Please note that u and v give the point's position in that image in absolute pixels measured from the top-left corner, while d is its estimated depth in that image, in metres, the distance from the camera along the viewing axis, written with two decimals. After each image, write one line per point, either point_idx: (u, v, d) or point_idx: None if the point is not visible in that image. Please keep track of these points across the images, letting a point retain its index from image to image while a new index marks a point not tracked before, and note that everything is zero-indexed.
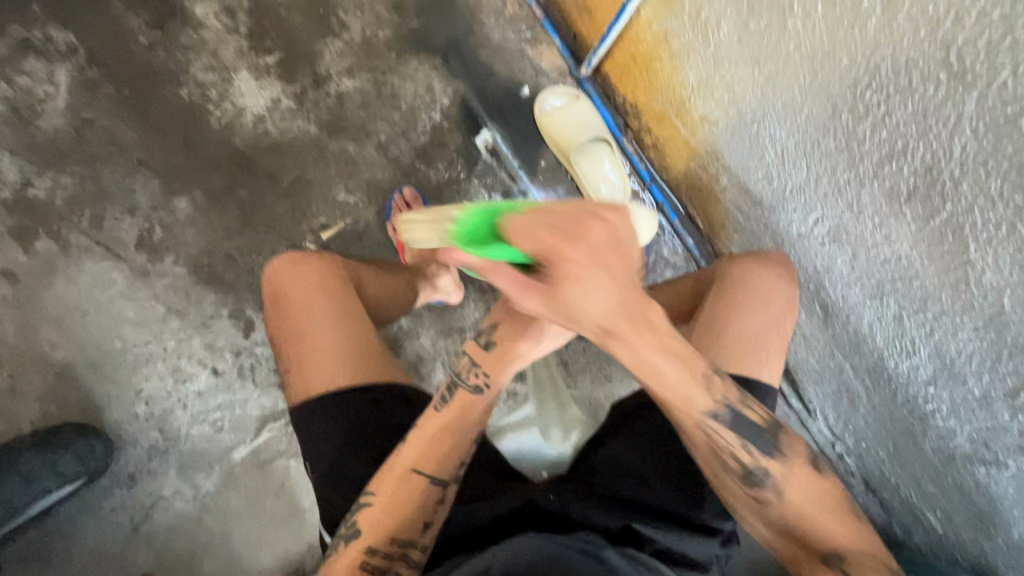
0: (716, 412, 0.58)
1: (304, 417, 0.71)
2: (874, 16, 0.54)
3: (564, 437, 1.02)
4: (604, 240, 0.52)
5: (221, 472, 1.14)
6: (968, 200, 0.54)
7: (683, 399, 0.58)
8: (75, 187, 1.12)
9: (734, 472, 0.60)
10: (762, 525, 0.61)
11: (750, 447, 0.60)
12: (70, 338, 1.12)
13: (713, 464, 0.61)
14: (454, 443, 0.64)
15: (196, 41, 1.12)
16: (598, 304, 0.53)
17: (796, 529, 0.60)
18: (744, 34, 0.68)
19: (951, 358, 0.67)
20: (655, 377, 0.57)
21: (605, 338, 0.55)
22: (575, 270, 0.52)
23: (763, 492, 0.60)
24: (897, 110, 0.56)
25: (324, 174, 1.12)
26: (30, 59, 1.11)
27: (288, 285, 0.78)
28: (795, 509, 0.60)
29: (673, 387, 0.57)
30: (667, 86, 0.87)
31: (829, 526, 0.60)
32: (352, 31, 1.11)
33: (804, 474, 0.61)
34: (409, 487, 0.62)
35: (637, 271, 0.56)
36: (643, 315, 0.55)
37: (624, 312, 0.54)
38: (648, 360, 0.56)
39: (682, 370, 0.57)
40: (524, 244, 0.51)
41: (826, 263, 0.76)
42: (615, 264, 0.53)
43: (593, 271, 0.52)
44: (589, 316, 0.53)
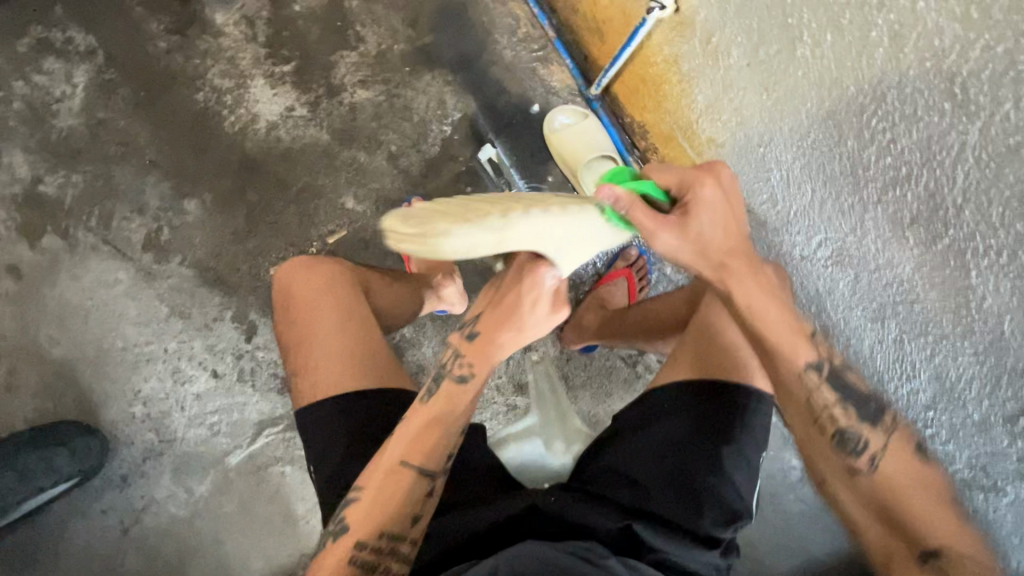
0: (818, 363, 0.63)
1: (308, 420, 0.72)
2: (881, 47, 0.55)
3: (566, 449, 0.99)
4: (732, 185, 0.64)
5: (216, 476, 1.13)
6: (971, 226, 0.55)
7: (791, 354, 0.62)
8: (86, 185, 1.13)
9: (829, 432, 0.62)
10: (854, 507, 0.60)
11: (846, 406, 0.62)
12: (71, 335, 1.12)
13: (806, 428, 0.63)
14: (439, 433, 0.65)
15: (215, 47, 1.14)
16: (711, 228, 0.61)
17: (890, 508, 0.59)
18: (754, 60, 0.70)
19: (950, 383, 0.68)
20: (767, 320, 0.63)
21: (722, 274, 0.63)
22: (711, 198, 0.61)
23: (858, 461, 0.60)
24: (902, 137, 0.57)
25: (334, 182, 1.14)
26: (50, 59, 1.12)
27: (298, 288, 0.79)
28: (884, 480, 0.60)
29: (777, 330, 0.63)
30: (675, 108, 0.89)
31: (920, 504, 0.58)
32: (368, 44, 1.14)
33: (898, 449, 0.61)
34: (394, 481, 0.62)
35: (713, 224, 0.61)
36: (751, 253, 0.64)
37: (732, 250, 0.63)
38: (753, 299, 0.63)
39: (781, 314, 0.63)
40: (660, 176, 0.64)
41: (828, 285, 0.77)
42: (725, 205, 0.62)
43: (718, 204, 0.62)
44: (710, 242, 0.62)
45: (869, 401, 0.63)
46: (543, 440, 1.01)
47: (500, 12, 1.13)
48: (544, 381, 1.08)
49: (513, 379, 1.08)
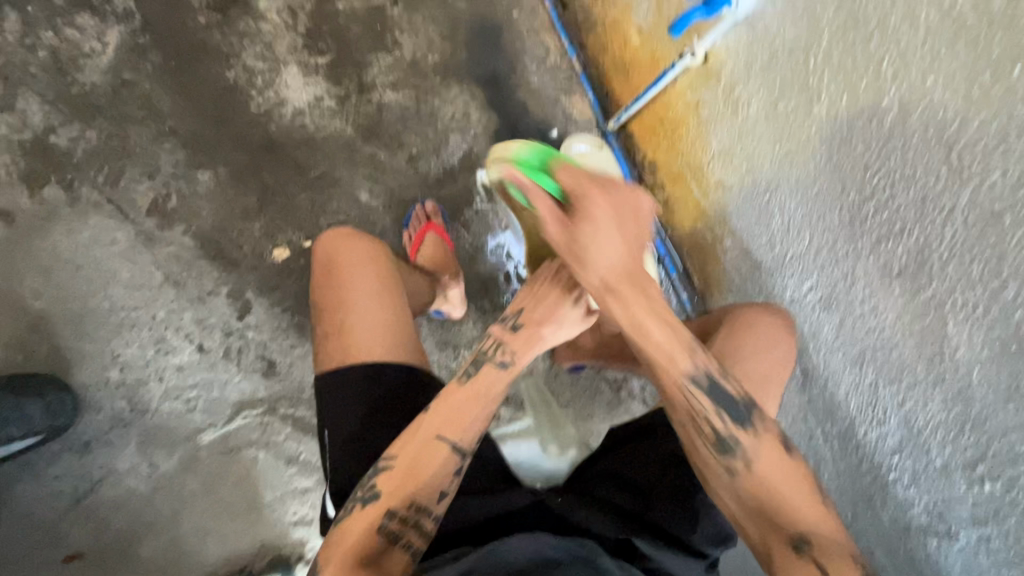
0: (695, 374, 0.64)
1: (330, 388, 0.73)
2: (891, 113, 0.61)
3: (560, 453, 0.96)
4: (626, 207, 0.69)
5: (184, 453, 1.09)
6: (951, 280, 0.61)
7: (667, 362, 0.65)
8: (99, 142, 1.12)
9: (710, 438, 0.63)
10: (733, 504, 0.62)
11: (721, 413, 0.64)
12: (55, 289, 1.09)
13: (689, 434, 0.65)
14: (476, 412, 0.67)
15: (254, 29, 1.16)
16: (611, 253, 0.67)
17: (757, 502, 0.61)
18: (772, 112, 0.77)
19: (917, 429, 0.74)
20: (650, 337, 0.66)
21: (606, 292, 0.67)
22: (597, 212, 0.68)
23: (733, 461, 0.63)
24: (900, 195, 0.63)
25: (351, 175, 1.16)
26: (85, 15, 1.13)
27: (341, 256, 0.81)
28: (759, 481, 0.62)
29: (658, 343, 0.65)
30: (688, 149, 0.96)
31: (783, 493, 0.62)
32: (404, 50, 1.18)
33: (768, 449, 0.64)
34: (431, 453, 0.64)
35: (604, 245, 0.67)
36: (641, 279, 0.68)
37: (627, 276, 0.68)
38: (637, 316, 0.66)
39: (670, 333, 0.66)
40: (564, 177, 0.71)
41: (813, 328, 0.84)
42: (618, 233, 0.68)
43: (609, 219, 0.68)
44: (598, 260, 0.67)
45: (736, 401, 0.65)
46: (538, 443, 0.97)
47: (534, 39, 1.19)
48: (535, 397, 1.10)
49: None
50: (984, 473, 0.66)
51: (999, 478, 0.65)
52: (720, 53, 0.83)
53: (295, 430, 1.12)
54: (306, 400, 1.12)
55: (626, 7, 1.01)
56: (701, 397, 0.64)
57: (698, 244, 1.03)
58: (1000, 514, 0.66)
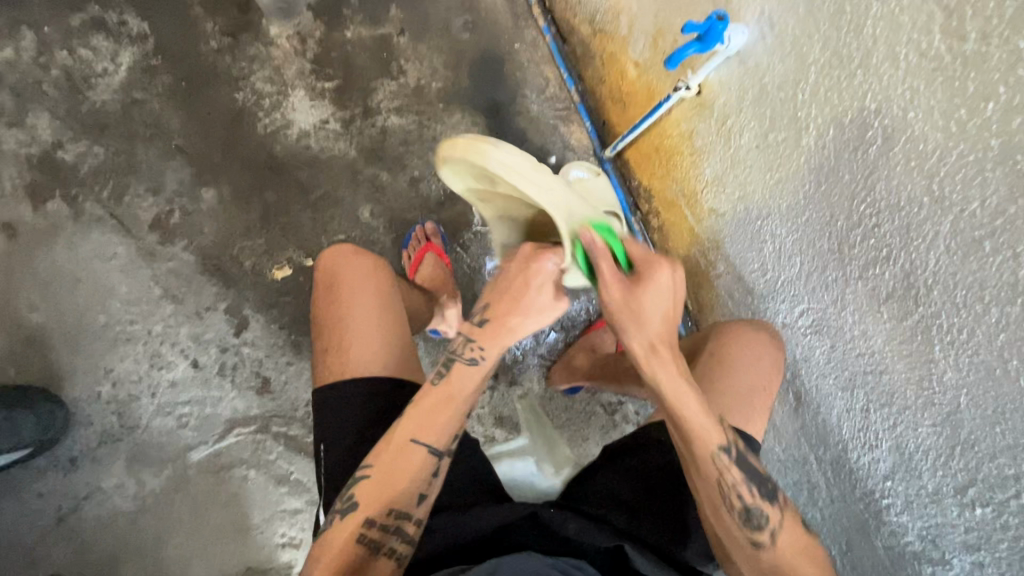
0: (728, 447, 0.65)
1: (328, 401, 0.73)
2: (875, 145, 0.64)
3: (556, 473, 0.95)
4: (671, 282, 0.65)
5: (173, 471, 1.08)
6: (936, 306, 0.63)
7: (704, 434, 0.64)
8: (106, 158, 1.14)
9: (736, 508, 0.64)
10: (749, 569, 0.64)
11: (750, 487, 0.65)
12: (52, 302, 1.09)
13: (715, 505, 0.65)
14: (448, 413, 0.67)
15: (264, 54, 1.19)
16: (661, 324, 0.64)
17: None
18: (762, 143, 0.80)
19: (909, 453, 0.75)
20: (686, 409, 0.64)
21: (650, 356, 0.64)
22: (661, 284, 0.64)
23: (759, 536, 0.64)
24: (885, 223, 0.66)
25: (353, 195, 1.18)
26: (99, 37, 1.16)
27: (342, 271, 0.81)
28: (783, 556, 0.64)
29: (694, 420, 0.64)
30: (682, 177, 1.00)
31: (803, 569, 0.63)
32: (409, 77, 1.22)
33: (793, 524, 0.66)
34: (405, 459, 0.64)
35: (656, 307, 0.64)
36: (680, 352, 0.66)
37: (673, 346, 0.65)
38: (679, 391, 0.64)
39: (710, 418, 0.65)
40: (637, 249, 0.68)
41: (806, 352, 0.86)
42: (673, 307, 0.65)
43: (667, 294, 0.64)
44: (650, 324, 0.64)
45: (767, 480, 0.67)
46: (534, 461, 0.96)
47: (534, 71, 1.23)
48: (531, 417, 1.10)
49: (495, 411, 1.11)
50: (974, 498, 0.67)
51: (988, 503, 0.65)
52: (712, 86, 0.87)
53: (287, 449, 1.11)
54: (300, 418, 1.11)
55: (623, 42, 1.06)
56: (736, 478, 0.64)
57: (692, 269, 1.05)
58: (992, 540, 0.66)
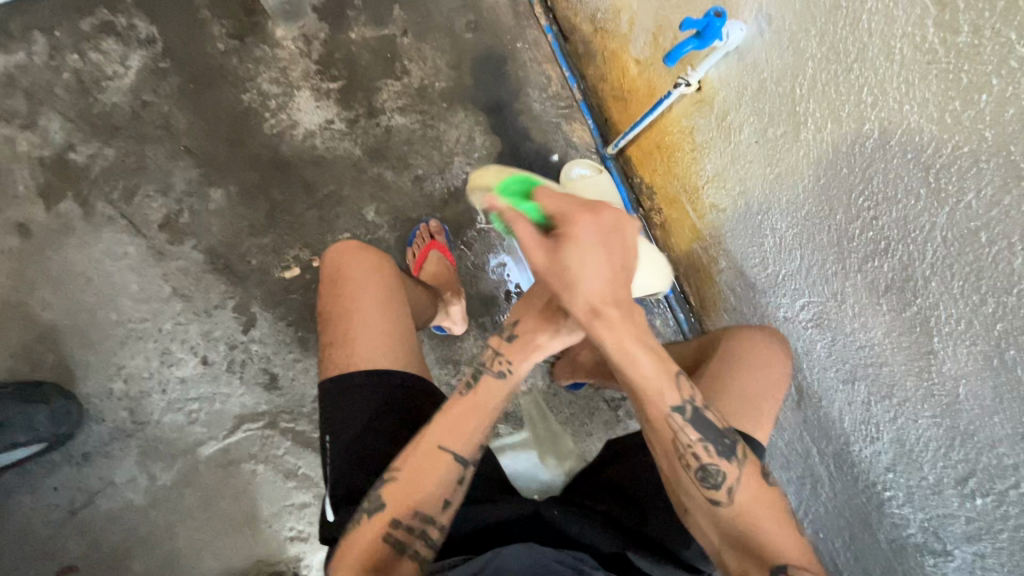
0: (682, 406, 0.64)
1: (335, 392, 0.74)
2: (872, 138, 0.65)
3: (557, 465, 1.05)
4: (613, 228, 0.63)
5: (183, 466, 1.10)
6: (934, 297, 0.64)
7: (654, 394, 0.64)
8: (116, 159, 1.16)
9: (691, 467, 0.64)
10: (712, 532, 0.63)
11: (709, 445, 0.64)
12: (64, 301, 1.11)
13: (672, 463, 0.65)
14: (475, 421, 0.68)
15: (270, 56, 1.21)
16: (594, 281, 0.63)
17: (738, 534, 0.62)
18: (762, 137, 0.80)
19: (910, 445, 0.75)
20: (631, 369, 0.64)
21: (591, 315, 0.63)
22: (580, 237, 0.62)
23: (716, 494, 0.63)
24: (884, 215, 0.66)
25: (358, 194, 1.20)
26: (109, 41, 1.18)
27: (347, 266, 0.83)
28: (741, 510, 0.63)
29: (645, 376, 0.64)
30: (683, 173, 1.01)
31: (761, 524, 0.62)
32: (412, 77, 1.23)
33: (751, 479, 0.65)
34: (434, 463, 0.65)
35: (588, 268, 0.62)
36: (630, 307, 0.64)
37: (615, 300, 0.64)
38: (626, 344, 0.64)
39: (657, 364, 0.65)
40: (547, 203, 0.65)
41: (807, 346, 0.86)
42: (610, 253, 0.63)
43: (597, 251, 0.62)
44: (585, 285, 0.63)
45: (727, 435, 0.65)
46: (537, 454, 1.05)
47: (536, 70, 1.25)
48: (535, 409, 1.12)
49: (499, 406, 1.12)
50: (975, 488, 0.67)
51: (989, 493, 0.66)
52: (712, 82, 0.87)
53: (294, 445, 1.12)
54: (307, 414, 1.13)
55: (624, 40, 1.06)
56: (687, 429, 0.64)
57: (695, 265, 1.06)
58: (993, 530, 0.67)
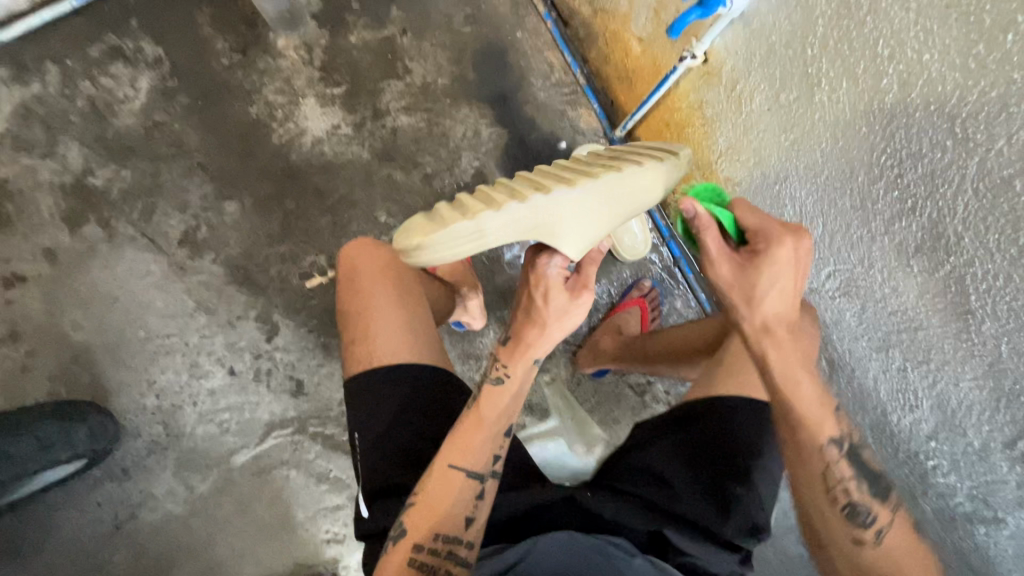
0: (840, 440, 0.62)
1: (358, 388, 0.74)
2: (891, 93, 0.61)
3: (585, 451, 1.07)
4: (789, 255, 0.61)
5: (219, 475, 1.12)
6: (969, 253, 0.60)
7: (815, 424, 0.62)
8: (134, 181, 1.18)
9: (840, 502, 0.61)
10: (843, 564, 0.60)
11: (858, 481, 0.61)
12: (94, 321, 1.14)
13: (814, 491, 0.62)
14: (480, 436, 0.67)
15: (273, 67, 1.22)
16: (779, 299, 0.63)
17: (876, 572, 0.58)
18: (774, 104, 0.77)
19: (951, 410, 0.73)
20: (798, 393, 0.62)
21: (762, 333, 0.63)
22: (786, 259, 0.61)
23: (863, 532, 0.60)
24: (908, 171, 0.63)
25: (369, 197, 1.21)
26: (118, 64, 1.20)
27: (364, 262, 0.83)
28: (884, 550, 0.59)
29: (807, 404, 0.62)
30: (695, 149, 0.98)
31: (914, 571, 0.58)
32: (415, 76, 1.23)
33: (897, 526, 0.61)
34: (447, 483, 0.64)
35: (779, 286, 0.62)
36: (799, 332, 0.64)
37: (788, 322, 0.64)
38: (791, 371, 0.62)
39: (815, 390, 0.63)
40: (746, 219, 0.64)
41: (836, 317, 0.85)
42: (789, 276, 0.62)
43: (784, 268, 0.62)
44: (766, 305, 0.63)
45: (877, 478, 0.63)
46: (566, 441, 1.07)
47: (538, 58, 1.23)
48: (559, 398, 1.12)
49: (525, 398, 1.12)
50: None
51: None
52: (718, 53, 0.83)
53: (325, 448, 1.14)
54: (335, 417, 1.14)
55: (624, 18, 1.04)
56: (842, 467, 0.61)
57: None
58: None
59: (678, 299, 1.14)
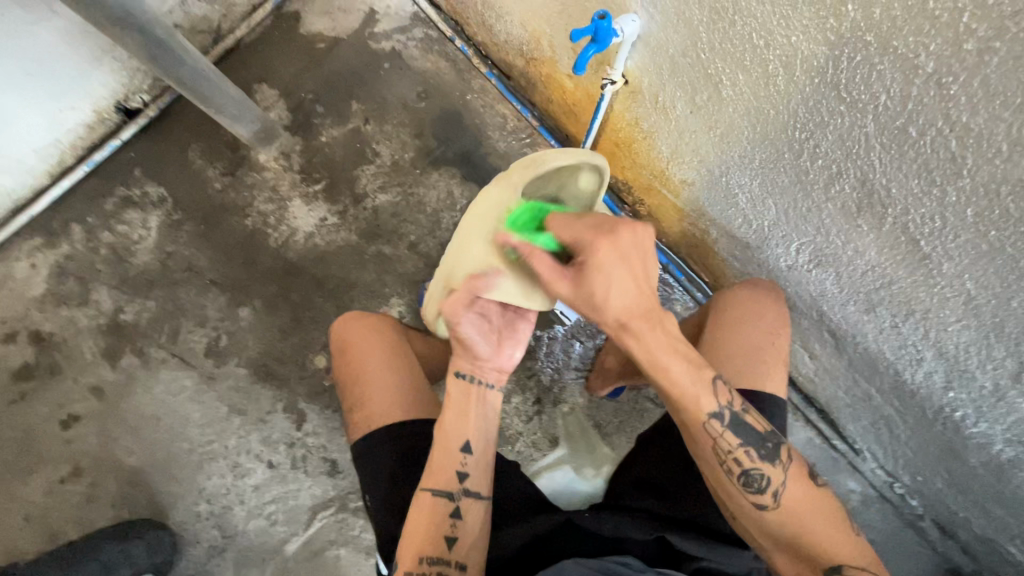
0: (719, 412, 0.67)
1: (365, 449, 0.80)
2: (780, 77, 0.65)
3: (595, 473, 1.09)
4: (631, 245, 0.66)
5: (276, 566, 1.17)
6: (902, 202, 0.62)
7: (688, 399, 0.67)
8: (158, 308, 1.30)
9: (735, 475, 0.66)
10: (757, 531, 0.66)
11: (749, 449, 0.67)
12: (143, 443, 1.24)
13: (712, 466, 0.67)
14: (443, 456, 0.71)
15: (260, 179, 1.35)
16: (622, 300, 0.66)
17: (787, 538, 0.65)
18: (695, 107, 0.81)
19: (953, 356, 0.71)
20: (670, 373, 0.67)
21: (621, 330, 0.67)
22: (603, 262, 0.64)
23: (762, 497, 0.65)
24: (822, 141, 0.66)
25: (365, 275, 1.29)
26: (130, 210, 1.35)
27: (350, 334, 0.90)
28: (787, 511, 0.65)
29: (682, 383, 0.67)
30: (646, 161, 1.01)
31: (815, 529, 0.64)
32: (384, 157, 1.34)
33: (796, 480, 0.67)
34: (423, 509, 0.69)
35: (607, 287, 0.65)
36: (655, 312, 0.67)
37: (640, 312, 0.66)
38: (654, 354, 0.67)
39: (688, 368, 0.67)
40: (563, 233, 0.69)
41: (819, 289, 0.83)
42: (626, 273, 0.66)
43: (615, 265, 0.65)
44: (613, 302, 0.66)
45: (764, 438, 0.68)
46: (573, 468, 1.09)
47: (490, 113, 1.32)
48: (574, 423, 1.13)
49: (546, 432, 1.12)
50: None
51: None
52: (634, 73, 0.88)
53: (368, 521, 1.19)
54: None
55: (552, 61, 1.13)
56: (726, 436, 0.67)
57: (692, 243, 1.05)
58: None
59: (677, 303, 1.12)
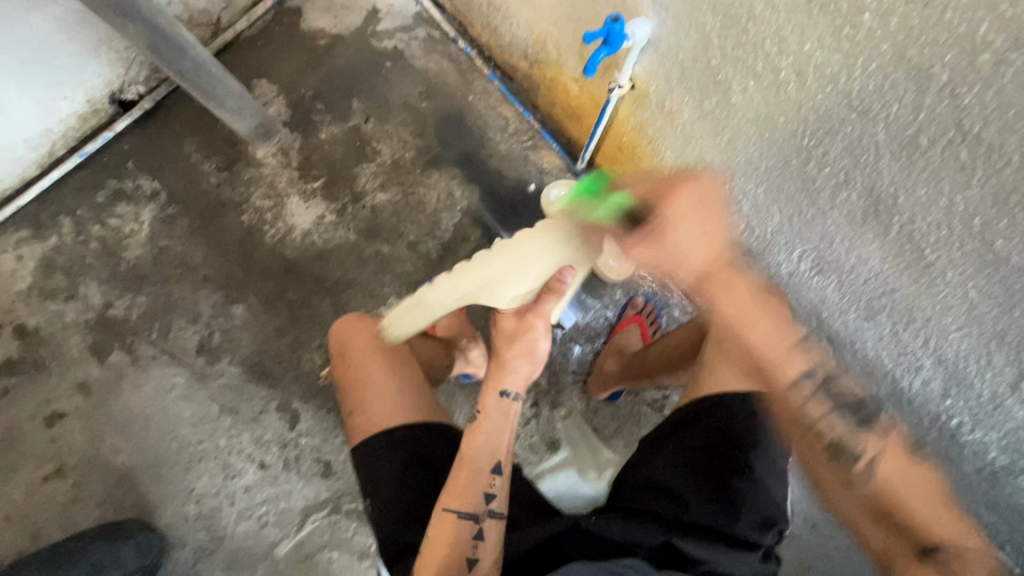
0: (810, 373, 0.70)
1: (366, 452, 0.79)
2: (790, 84, 0.66)
3: (599, 476, 1.07)
4: (704, 194, 0.70)
5: (266, 569, 1.15)
6: (908, 211, 0.63)
7: (780, 360, 0.71)
8: (150, 304, 1.27)
9: (826, 442, 0.66)
10: (848, 502, 0.65)
11: (842, 414, 0.67)
12: (131, 441, 1.21)
13: (798, 432, 0.70)
14: (467, 476, 0.72)
15: (258, 175, 1.33)
16: (692, 250, 0.69)
17: (880, 505, 0.62)
18: (702, 113, 0.82)
19: (952, 364, 0.73)
20: (755, 333, 0.72)
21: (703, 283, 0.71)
22: (677, 213, 0.69)
23: (851, 468, 0.64)
24: (831, 149, 0.66)
25: (363, 274, 1.28)
26: (122, 204, 1.32)
27: (353, 338, 0.90)
28: (881, 483, 0.62)
29: (762, 337, 0.72)
30: (649, 166, 1.02)
31: (909, 500, 0.60)
32: (384, 156, 1.33)
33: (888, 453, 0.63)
34: (444, 529, 0.68)
35: (688, 242, 0.69)
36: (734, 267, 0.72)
37: (710, 269, 0.71)
38: (745, 312, 0.72)
39: (772, 327, 0.73)
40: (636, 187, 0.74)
41: (820, 296, 0.84)
42: (705, 224, 0.69)
43: (691, 219, 0.69)
44: (691, 258, 0.70)
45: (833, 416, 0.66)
46: (577, 470, 1.08)
47: (492, 114, 1.32)
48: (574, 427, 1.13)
49: (544, 436, 1.12)
50: None
51: None
52: (642, 79, 0.89)
53: (361, 524, 1.18)
54: None
55: (557, 63, 1.13)
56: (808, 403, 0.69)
57: None
58: None
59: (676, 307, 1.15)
